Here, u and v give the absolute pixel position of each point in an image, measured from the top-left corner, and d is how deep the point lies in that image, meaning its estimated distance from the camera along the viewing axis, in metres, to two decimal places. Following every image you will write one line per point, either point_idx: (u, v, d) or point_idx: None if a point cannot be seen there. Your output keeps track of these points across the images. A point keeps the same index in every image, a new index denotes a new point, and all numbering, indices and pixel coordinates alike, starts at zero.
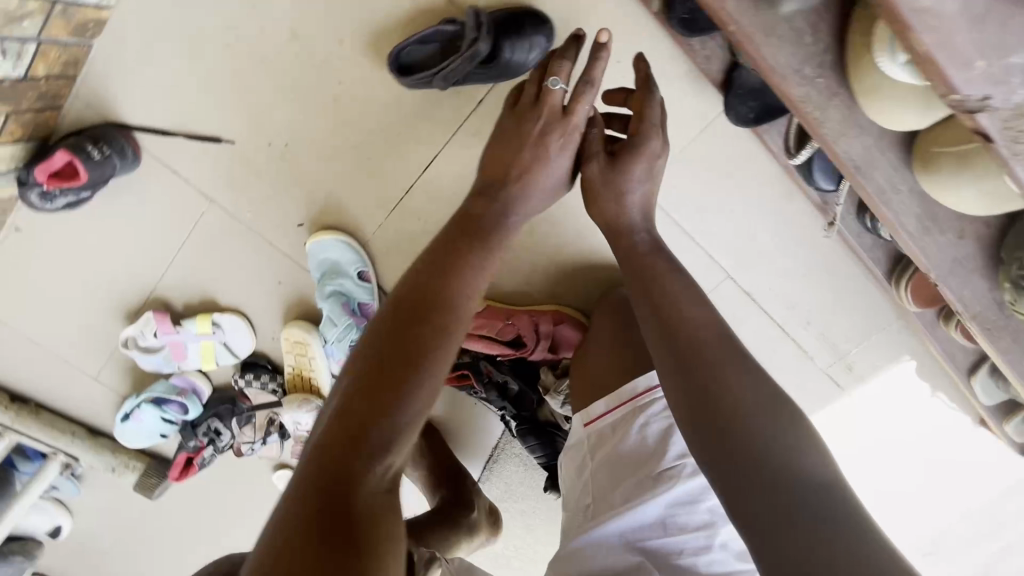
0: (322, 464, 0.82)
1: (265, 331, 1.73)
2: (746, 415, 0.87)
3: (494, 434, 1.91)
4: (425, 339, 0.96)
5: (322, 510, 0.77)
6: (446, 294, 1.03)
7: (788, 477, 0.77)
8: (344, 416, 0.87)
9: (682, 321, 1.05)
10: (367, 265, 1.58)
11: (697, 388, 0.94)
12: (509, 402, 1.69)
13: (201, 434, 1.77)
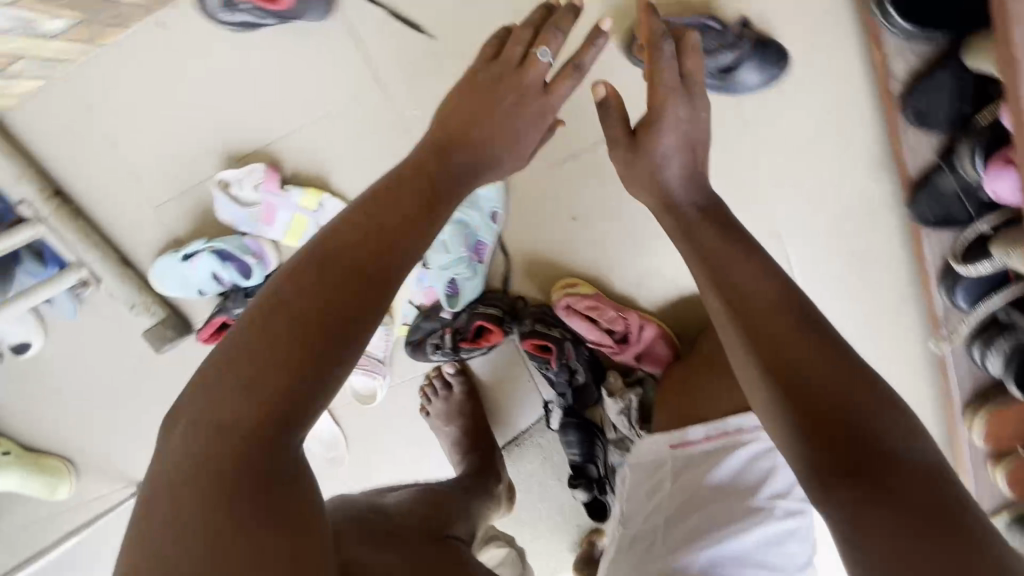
0: (212, 445, 0.74)
1: None
2: (829, 386, 0.81)
3: (526, 420, 1.85)
4: (336, 298, 0.83)
5: (215, 495, 0.71)
6: (368, 252, 0.89)
7: (890, 451, 0.74)
8: (240, 391, 0.76)
9: (754, 287, 0.96)
10: (501, 207, 1.56)
11: (780, 362, 0.86)
12: (569, 391, 1.67)
13: None
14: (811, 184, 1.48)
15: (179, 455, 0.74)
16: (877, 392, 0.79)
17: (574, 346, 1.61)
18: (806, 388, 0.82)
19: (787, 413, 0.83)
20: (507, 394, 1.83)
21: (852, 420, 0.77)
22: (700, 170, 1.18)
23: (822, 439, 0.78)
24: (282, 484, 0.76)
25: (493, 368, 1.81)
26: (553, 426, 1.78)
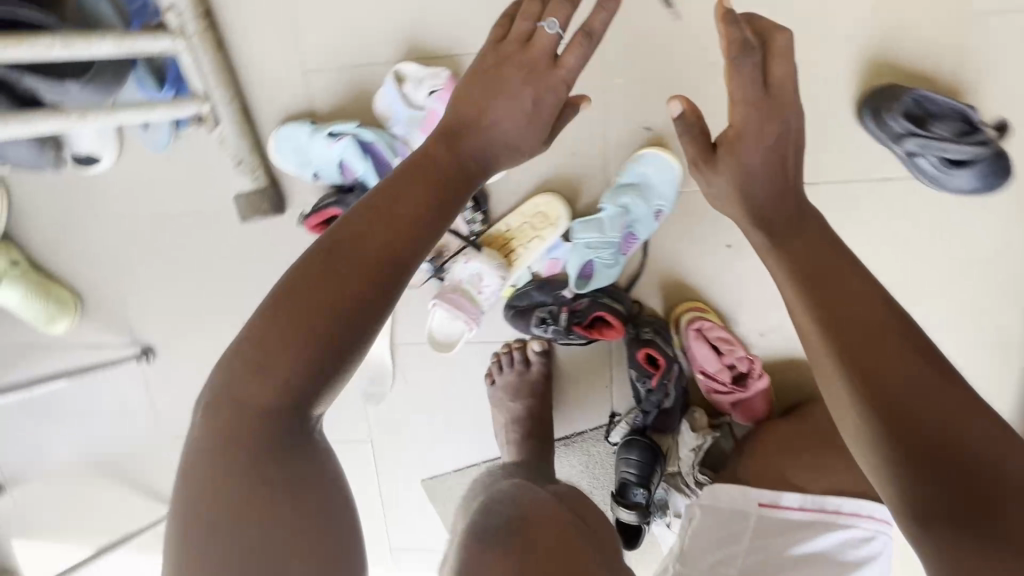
0: (228, 422, 0.69)
1: None
2: (938, 439, 0.62)
3: (585, 425, 1.66)
4: (351, 281, 0.71)
5: (234, 473, 0.67)
6: (384, 224, 0.75)
7: (1012, 494, 0.59)
8: (250, 374, 0.69)
9: (846, 314, 0.74)
10: (668, 208, 1.45)
11: (887, 411, 0.66)
12: (653, 412, 1.50)
13: None
14: (939, 243, 1.40)
15: (202, 436, 0.69)
16: (1001, 437, 0.62)
17: (682, 373, 1.50)
18: (907, 431, 0.64)
19: (880, 449, 0.66)
20: (578, 392, 1.65)
21: (969, 472, 0.61)
22: (783, 131, 0.92)
23: (927, 487, 0.62)
24: (304, 449, 0.71)
25: (576, 357, 1.63)
26: (614, 440, 1.60)
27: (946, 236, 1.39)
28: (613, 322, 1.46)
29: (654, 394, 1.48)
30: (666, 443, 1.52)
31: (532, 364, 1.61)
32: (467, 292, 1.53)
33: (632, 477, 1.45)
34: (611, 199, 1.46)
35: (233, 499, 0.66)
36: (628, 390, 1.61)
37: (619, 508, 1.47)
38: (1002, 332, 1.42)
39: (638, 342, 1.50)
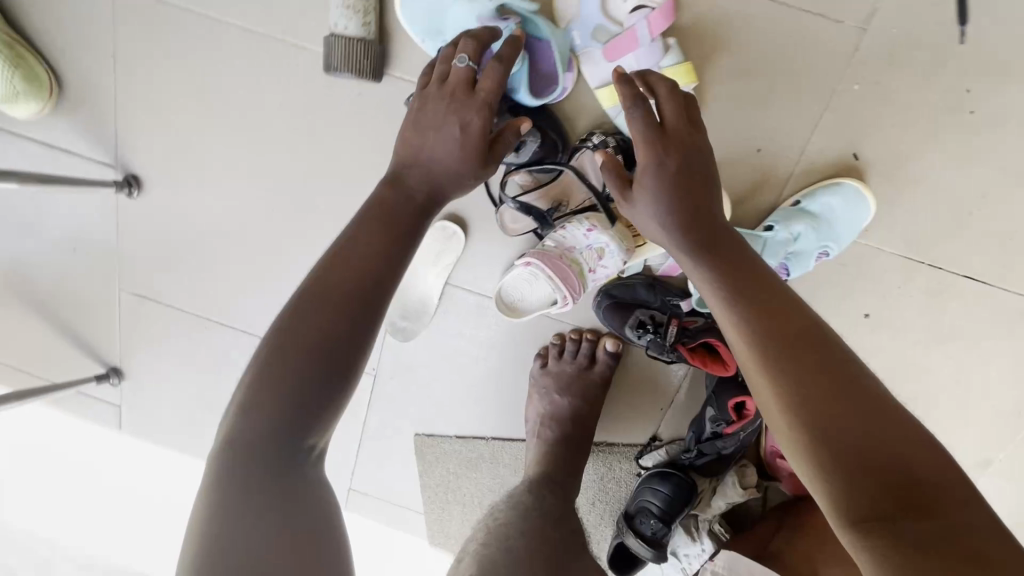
0: (243, 465, 0.51)
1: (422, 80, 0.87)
2: (883, 439, 0.45)
3: (617, 438, 1.08)
4: (294, 347, 0.54)
5: (254, 494, 0.51)
6: (341, 269, 0.58)
7: (936, 495, 0.43)
8: (243, 413, 0.52)
9: (770, 303, 0.56)
10: (796, 272, 0.84)
11: (799, 404, 0.48)
12: (706, 456, 1.00)
13: (319, 166, 0.95)
14: None
15: (223, 476, 0.51)
16: (917, 445, 0.45)
17: (755, 431, 0.97)
18: (834, 426, 0.47)
19: (798, 441, 0.48)
20: (622, 409, 1.07)
21: (893, 485, 0.44)
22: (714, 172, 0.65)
23: (869, 484, 0.44)
24: (304, 480, 0.54)
25: (650, 369, 1.04)
26: (641, 464, 1.07)
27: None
28: (728, 361, 0.85)
29: (721, 439, 0.96)
30: (700, 487, 1.02)
31: (596, 359, 1.01)
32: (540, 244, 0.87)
33: (651, 509, 1.00)
34: (784, 218, 0.82)
35: (252, 518, 0.50)
36: (687, 424, 1.04)
37: (626, 531, 1.01)
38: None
39: (737, 388, 0.91)
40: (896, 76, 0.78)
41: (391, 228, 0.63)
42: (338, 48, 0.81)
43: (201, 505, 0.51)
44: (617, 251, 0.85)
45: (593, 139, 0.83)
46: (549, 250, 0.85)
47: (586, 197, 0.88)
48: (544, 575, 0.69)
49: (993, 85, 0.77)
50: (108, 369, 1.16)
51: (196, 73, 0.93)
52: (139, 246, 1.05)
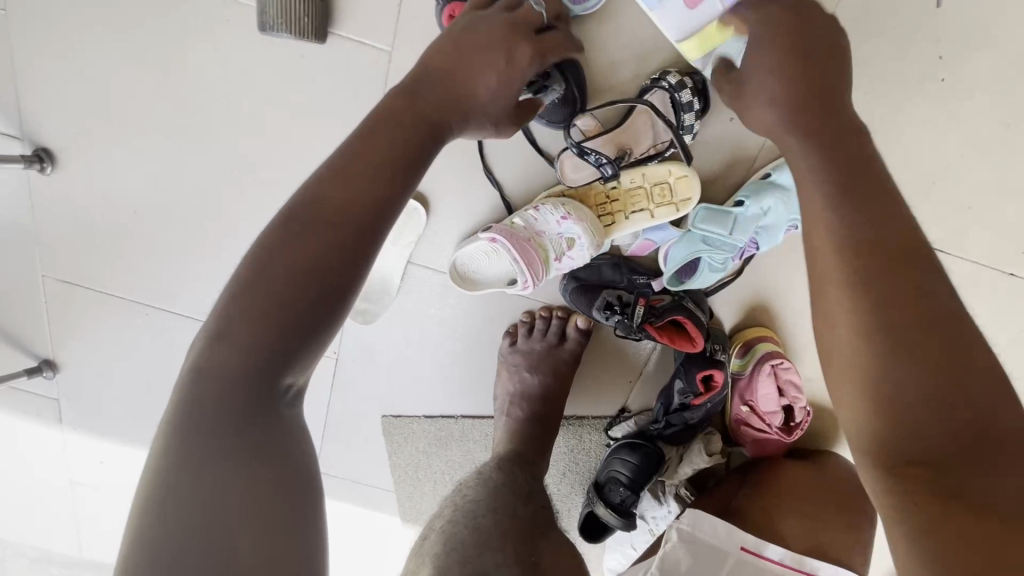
0: (206, 394, 0.47)
1: (369, 41, 0.79)
2: (975, 390, 0.40)
3: (587, 411, 1.08)
4: (275, 276, 0.49)
5: (217, 431, 0.46)
6: (340, 191, 0.52)
7: (1008, 449, 0.39)
8: (218, 336, 0.48)
9: (873, 213, 0.47)
10: (766, 247, 0.83)
11: (898, 337, 0.43)
12: (675, 425, 1.00)
13: (260, 137, 0.86)
14: (997, 367, 0.93)
15: (183, 405, 0.47)
16: (1005, 400, 0.40)
17: (721, 402, 0.99)
18: (911, 365, 0.42)
19: (881, 374, 0.43)
20: (592, 383, 1.06)
21: (960, 433, 0.40)
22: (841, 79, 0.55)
23: (934, 430, 0.40)
24: (276, 421, 0.49)
25: (620, 345, 1.03)
26: (611, 435, 1.07)
27: (1015, 352, 0.91)
28: (695, 336, 0.86)
29: (688, 409, 0.97)
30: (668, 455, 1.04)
31: (566, 336, 1.00)
32: (509, 222, 0.84)
33: (620, 478, 1.01)
34: (754, 191, 0.79)
35: (211, 473, 0.45)
36: (655, 394, 1.05)
37: (597, 501, 1.02)
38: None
39: (704, 360, 0.92)
40: (872, 41, 0.75)
41: (399, 148, 0.56)
42: (274, 5, 0.72)
43: (160, 433, 0.47)
44: (586, 246, 0.83)
45: (670, 79, 0.74)
46: (517, 231, 0.82)
47: (652, 144, 0.80)
48: (516, 544, 0.69)
49: (966, 51, 0.75)
50: (41, 360, 1.06)
51: (106, 28, 0.81)
52: (61, 229, 0.95)
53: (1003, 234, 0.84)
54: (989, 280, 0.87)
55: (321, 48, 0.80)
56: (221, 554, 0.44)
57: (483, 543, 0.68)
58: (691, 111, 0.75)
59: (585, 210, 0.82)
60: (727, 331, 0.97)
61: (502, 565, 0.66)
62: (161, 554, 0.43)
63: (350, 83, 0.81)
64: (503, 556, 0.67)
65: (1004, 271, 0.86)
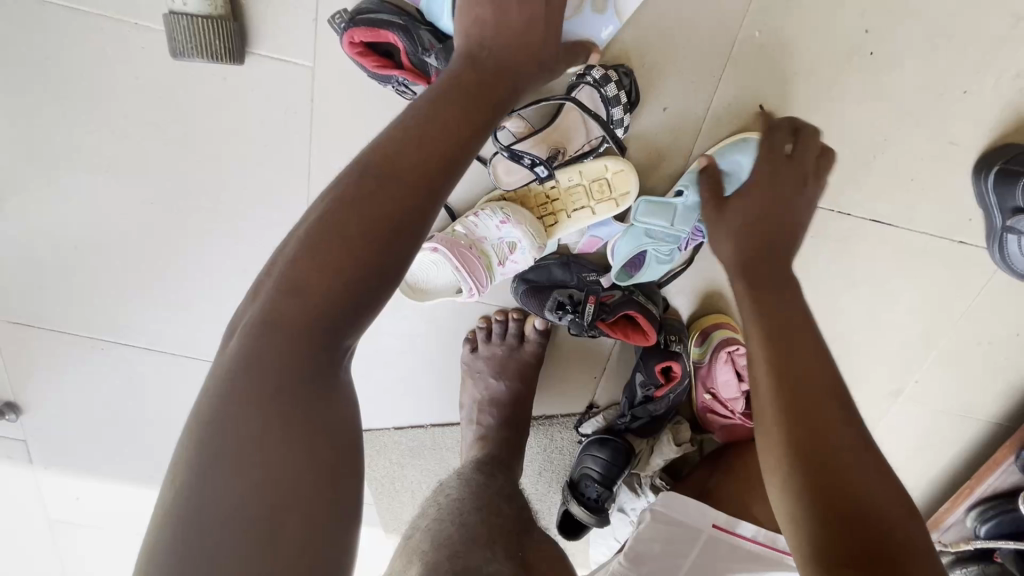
0: (269, 350, 0.43)
1: (290, 58, 0.77)
2: (878, 504, 0.45)
3: (556, 410, 1.08)
4: (344, 231, 0.46)
5: (272, 396, 0.42)
6: (414, 146, 0.50)
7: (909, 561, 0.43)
8: (288, 291, 0.44)
9: (765, 303, 0.60)
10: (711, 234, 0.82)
11: (814, 449, 0.49)
12: (644, 419, 1.00)
13: (194, 163, 0.85)
14: (955, 334, 0.93)
15: (238, 357, 0.43)
16: (874, 462, 0.48)
17: (684, 391, 0.99)
18: (824, 476, 0.47)
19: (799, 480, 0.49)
20: (559, 381, 1.06)
21: (844, 474, 0.47)
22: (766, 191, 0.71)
23: (847, 534, 0.45)
24: (331, 396, 0.45)
25: (582, 341, 1.02)
26: (582, 432, 1.07)
27: (971, 319, 0.91)
28: (647, 331, 0.85)
29: (652, 402, 0.97)
30: (637, 447, 1.03)
31: (526, 337, 0.99)
32: (451, 231, 0.82)
33: (592, 475, 1.00)
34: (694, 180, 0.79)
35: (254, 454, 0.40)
36: (621, 388, 1.05)
37: (571, 499, 1.01)
38: (932, 485, 1.08)
39: (661, 352, 0.92)
40: (798, 20, 0.75)
41: (467, 110, 0.54)
42: (181, 30, 0.70)
43: (206, 386, 0.43)
44: (528, 247, 0.82)
45: (595, 73, 0.72)
46: (458, 239, 0.81)
47: (586, 141, 0.80)
48: (501, 543, 0.63)
49: (892, 23, 0.74)
50: (3, 404, 1.05)
51: (20, 66, 0.79)
52: (3, 272, 0.93)
53: (948, 202, 0.83)
54: (939, 250, 0.87)
55: (241, 68, 0.78)
56: (267, 535, 0.39)
57: (467, 541, 0.60)
58: (618, 105, 0.74)
59: (524, 212, 0.81)
60: (686, 320, 0.97)
61: (494, 562, 0.58)
62: (189, 548, 0.37)
63: (274, 102, 0.80)
64: (492, 553, 0.60)
65: (954, 239, 0.86)
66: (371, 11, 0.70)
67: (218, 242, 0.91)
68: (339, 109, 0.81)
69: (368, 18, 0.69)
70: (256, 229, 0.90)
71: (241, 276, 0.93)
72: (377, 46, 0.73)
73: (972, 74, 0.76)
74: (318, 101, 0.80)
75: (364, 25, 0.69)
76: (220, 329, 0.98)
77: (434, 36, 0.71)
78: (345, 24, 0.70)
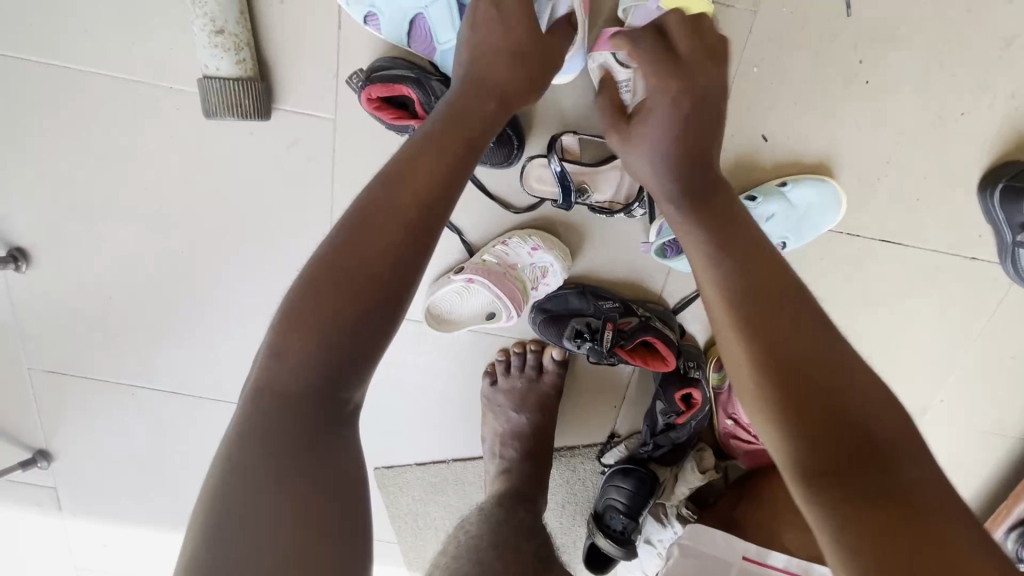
0: (266, 418, 0.45)
1: (312, 114, 0.82)
2: (847, 416, 0.44)
3: (577, 440, 1.08)
4: (330, 290, 0.48)
5: (271, 455, 0.44)
6: (397, 193, 0.52)
7: (892, 461, 0.42)
8: (278, 353, 0.47)
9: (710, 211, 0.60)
10: None
11: (779, 362, 0.47)
12: (666, 448, 1.00)
13: (223, 213, 0.89)
14: (976, 351, 0.92)
15: (242, 424, 0.45)
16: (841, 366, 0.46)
17: (706, 417, 0.99)
18: (774, 388, 0.47)
19: (765, 404, 0.47)
20: (578, 412, 1.06)
21: (822, 390, 0.45)
22: (710, 94, 0.64)
23: (822, 441, 0.44)
24: (336, 446, 0.46)
25: (600, 370, 1.03)
26: (604, 462, 1.06)
27: (992, 334, 0.91)
28: (666, 356, 0.86)
29: (674, 429, 0.97)
30: (662, 476, 1.02)
31: (544, 368, 1.00)
32: (481, 263, 0.87)
33: (617, 506, 0.99)
34: None
35: (267, 507, 0.42)
36: (642, 416, 1.05)
37: (596, 531, 1.00)
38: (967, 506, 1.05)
39: (681, 380, 0.92)
40: (791, 55, 0.78)
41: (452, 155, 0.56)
42: (214, 92, 0.75)
43: (218, 454, 0.45)
44: (560, 272, 0.88)
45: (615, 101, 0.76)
46: (491, 267, 0.87)
47: (612, 199, 0.83)
48: None
49: (883, 53, 0.77)
50: (35, 452, 1.08)
51: (62, 131, 0.85)
52: (39, 323, 0.97)
53: (957, 221, 0.85)
54: (952, 268, 0.87)
55: (266, 123, 0.83)
56: None
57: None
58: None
59: (553, 239, 0.88)
60: (702, 345, 0.98)
61: None
62: None
63: (298, 152, 0.85)
64: None
65: (965, 256, 0.87)
66: (383, 69, 0.75)
67: (244, 286, 0.94)
68: (359, 156, 0.85)
69: (382, 76, 0.73)
70: (281, 273, 0.93)
71: (266, 318, 0.96)
72: (392, 99, 0.77)
73: (968, 97, 0.78)
74: (339, 151, 0.85)
75: (379, 82, 0.73)
76: (245, 370, 1.01)
77: (444, 84, 0.76)
78: (363, 82, 0.74)
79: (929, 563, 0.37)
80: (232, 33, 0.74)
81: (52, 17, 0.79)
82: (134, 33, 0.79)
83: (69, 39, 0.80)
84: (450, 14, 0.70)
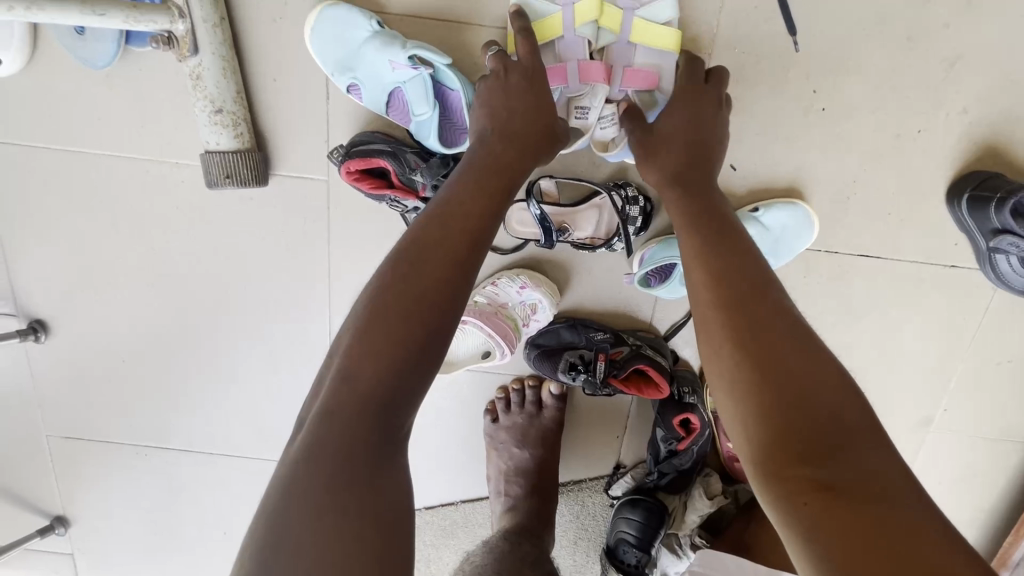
0: (325, 441, 0.47)
1: (306, 177, 0.88)
2: (823, 406, 0.46)
3: (583, 473, 1.08)
4: (389, 319, 0.52)
5: (331, 477, 0.45)
6: (446, 228, 0.57)
7: (855, 448, 0.44)
8: (346, 378, 0.50)
9: (695, 210, 0.63)
10: None
11: (759, 351, 0.50)
12: (672, 475, 1.00)
13: (227, 273, 0.94)
14: (971, 356, 0.93)
15: (305, 445, 0.47)
16: (810, 350, 0.50)
17: (708, 442, 1.00)
18: (749, 376, 0.49)
19: (748, 393, 0.49)
20: (582, 445, 1.07)
21: (795, 376, 0.48)
22: (713, 127, 0.70)
23: (788, 426, 0.46)
24: (389, 473, 0.48)
25: (599, 402, 1.04)
26: (612, 494, 1.07)
27: (982, 339, 0.92)
28: (659, 383, 0.87)
29: (676, 456, 0.98)
30: (670, 505, 1.02)
31: (544, 404, 1.02)
32: (472, 305, 0.92)
33: (628, 539, 0.98)
34: None
35: (323, 528, 0.44)
36: (645, 444, 1.05)
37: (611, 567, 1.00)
38: (987, 516, 1.03)
39: (676, 405, 0.94)
40: (750, 89, 0.83)
41: (489, 193, 0.61)
42: (215, 164, 0.81)
43: (276, 475, 0.47)
44: (548, 307, 0.91)
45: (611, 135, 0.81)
46: (482, 307, 0.92)
47: (592, 235, 0.87)
48: None
49: (836, 81, 0.82)
50: (52, 518, 1.09)
51: (79, 208, 0.91)
52: (58, 390, 1.01)
53: (931, 230, 0.87)
54: (933, 276, 0.89)
55: (265, 188, 0.89)
56: None
57: None
58: (635, 204, 0.85)
59: (540, 276, 0.92)
60: (697, 370, 0.99)
61: None
62: None
63: (296, 213, 0.90)
64: None
65: (945, 264, 0.89)
66: (363, 144, 0.81)
67: (250, 342, 0.98)
68: (352, 213, 0.90)
69: (360, 151, 0.79)
70: (283, 327, 0.97)
71: (271, 372, 1.00)
72: (370, 170, 0.82)
73: (922, 114, 0.83)
74: (334, 208, 0.90)
75: (358, 156, 0.79)
76: (253, 423, 1.03)
77: (419, 156, 0.82)
78: (343, 157, 0.80)
79: (880, 539, 0.39)
80: (230, 111, 0.80)
81: (69, 108, 0.86)
82: (143, 116, 0.87)
83: (84, 126, 0.87)
84: (425, 83, 0.77)
